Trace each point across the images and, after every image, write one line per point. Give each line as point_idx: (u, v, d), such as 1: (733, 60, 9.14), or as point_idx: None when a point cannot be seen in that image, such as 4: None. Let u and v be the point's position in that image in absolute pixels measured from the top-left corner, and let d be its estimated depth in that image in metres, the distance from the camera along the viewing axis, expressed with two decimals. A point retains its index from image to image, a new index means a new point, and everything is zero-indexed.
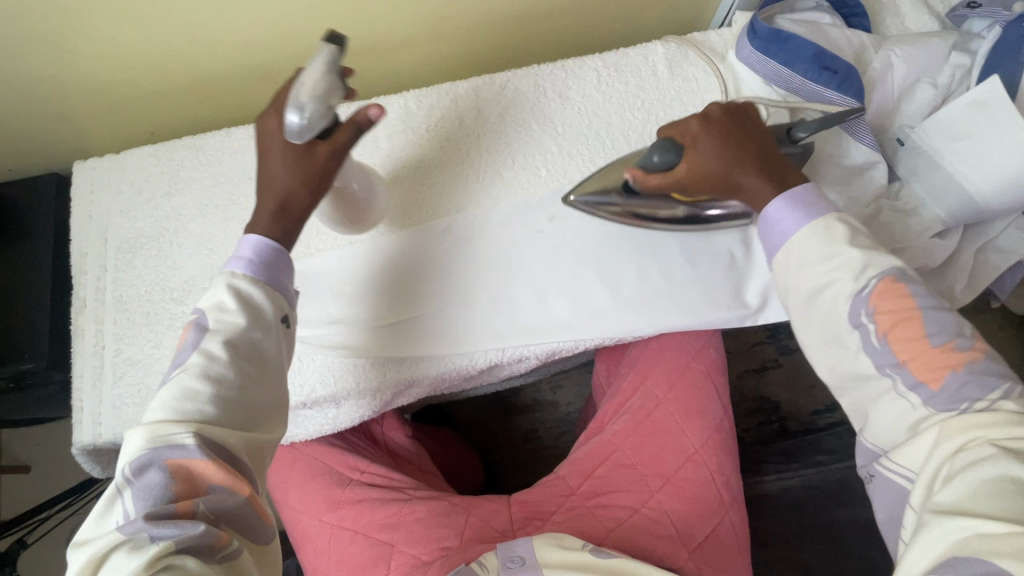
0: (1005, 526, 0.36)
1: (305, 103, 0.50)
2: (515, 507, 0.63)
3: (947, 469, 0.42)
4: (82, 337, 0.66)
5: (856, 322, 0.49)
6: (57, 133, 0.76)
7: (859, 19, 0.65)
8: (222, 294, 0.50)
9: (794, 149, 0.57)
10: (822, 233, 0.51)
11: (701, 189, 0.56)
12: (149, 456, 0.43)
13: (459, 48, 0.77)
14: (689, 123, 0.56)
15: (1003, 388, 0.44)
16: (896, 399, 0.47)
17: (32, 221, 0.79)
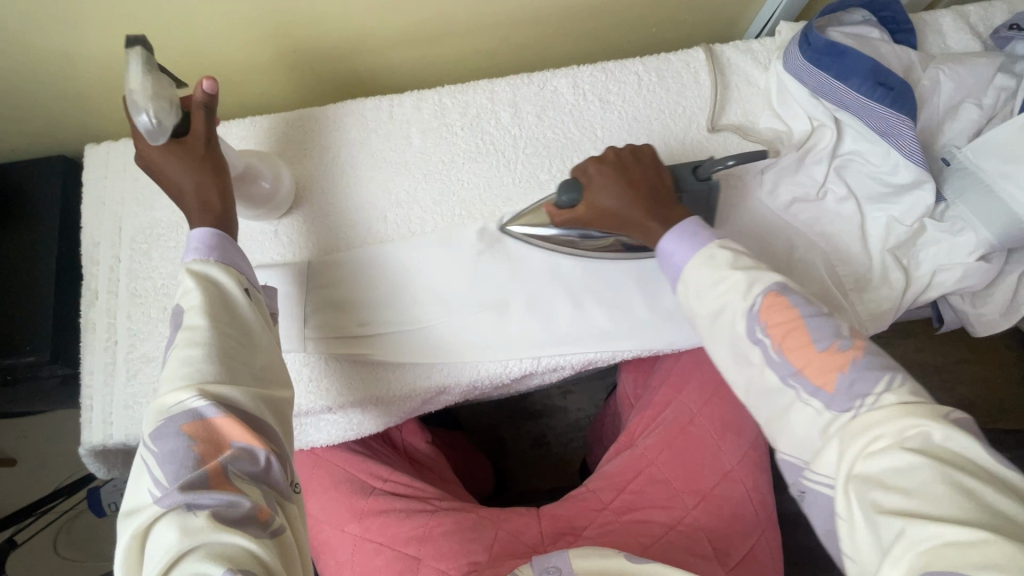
0: (969, 533, 0.34)
1: (147, 107, 0.48)
2: (546, 521, 0.61)
3: (874, 475, 0.39)
4: (92, 331, 0.63)
5: (754, 339, 0.46)
6: (68, 113, 0.72)
7: (906, 35, 0.65)
8: (184, 278, 0.48)
9: (699, 185, 0.58)
10: (707, 262, 0.50)
11: (599, 226, 0.56)
12: (166, 426, 0.41)
13: (494, 46, 0.74)
14: (585, 162, 0.57)
15: (887, 380, 0.42)
16: (803, 408, 0.45)
17: (40, 206, 0.75)
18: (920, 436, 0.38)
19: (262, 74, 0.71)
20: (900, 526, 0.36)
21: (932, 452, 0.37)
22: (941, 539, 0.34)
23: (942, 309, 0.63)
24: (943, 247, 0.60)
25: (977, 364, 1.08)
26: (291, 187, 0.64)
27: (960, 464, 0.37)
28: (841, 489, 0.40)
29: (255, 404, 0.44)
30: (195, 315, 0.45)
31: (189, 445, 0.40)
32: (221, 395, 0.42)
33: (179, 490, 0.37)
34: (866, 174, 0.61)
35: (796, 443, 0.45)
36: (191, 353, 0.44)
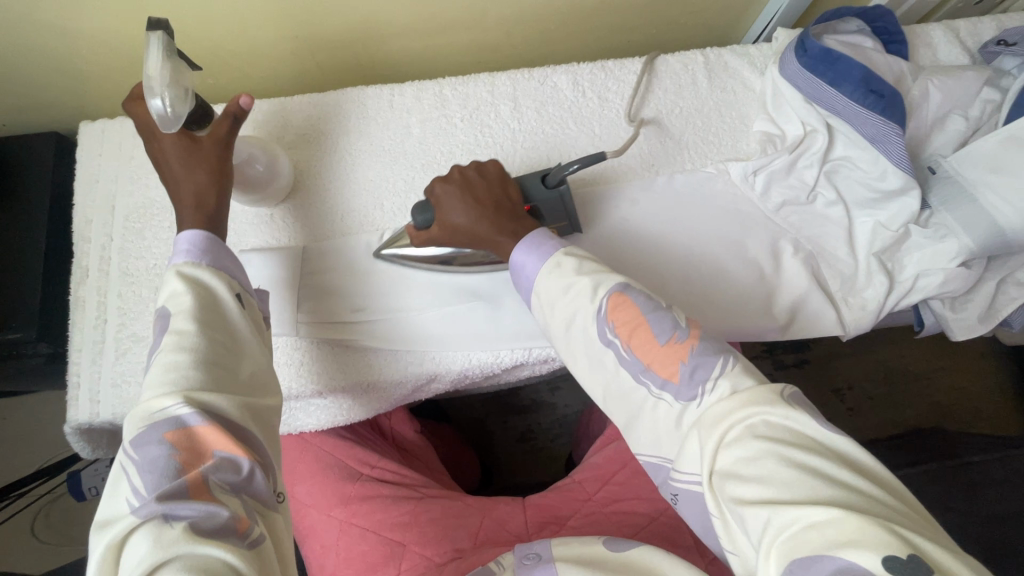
0: (829, 512, 0.33)
1: (163, 91, 0.46)
2: (531, 511, 0.62)
3: (734, 467, 0.38)
4: (82, 309, 0.63)
5: (606, 341, 0.47)
6: (65, 90, 0.71)
7: (897, 46, 0.66)
8: (171, 281, 0.46)
9: (548, 194, 0.59)
10: (554, 270, 0.50)
11: (456, 243, 0.57)
12: (147, 434, 0.40)
13: (497, 41, 0.75)
14: (432, 183, 0.57)
15: (720, 365, 0.43)
16: (658, 405, 0.44)
17: (32, 182, 0.74)
18: (766, 422, 0.39)
19: (263, 59, 0.70)
20: (768, 515, 0.35)
21: (778, 437, 0.38)
22: (803, 521, 0.34)
23: (922, 313, 0.64)
24: (926, 253, 0.61)
25: (955, 372, 1.11)
26: (287, 175, 0.64)
27: (805, 444, 0.38)
28: (707, 487, 0.40)
29: (239, 413, 0.43)
30: (183, 319, 0.45)
31: (170, 453, 0.39)
32: (205, 401, 0.41)
33: (158, 499, 0.36)
34: (856, 180, 0.63)
35: (655, 441, 0.44)
36: (178, 359, 0.43)
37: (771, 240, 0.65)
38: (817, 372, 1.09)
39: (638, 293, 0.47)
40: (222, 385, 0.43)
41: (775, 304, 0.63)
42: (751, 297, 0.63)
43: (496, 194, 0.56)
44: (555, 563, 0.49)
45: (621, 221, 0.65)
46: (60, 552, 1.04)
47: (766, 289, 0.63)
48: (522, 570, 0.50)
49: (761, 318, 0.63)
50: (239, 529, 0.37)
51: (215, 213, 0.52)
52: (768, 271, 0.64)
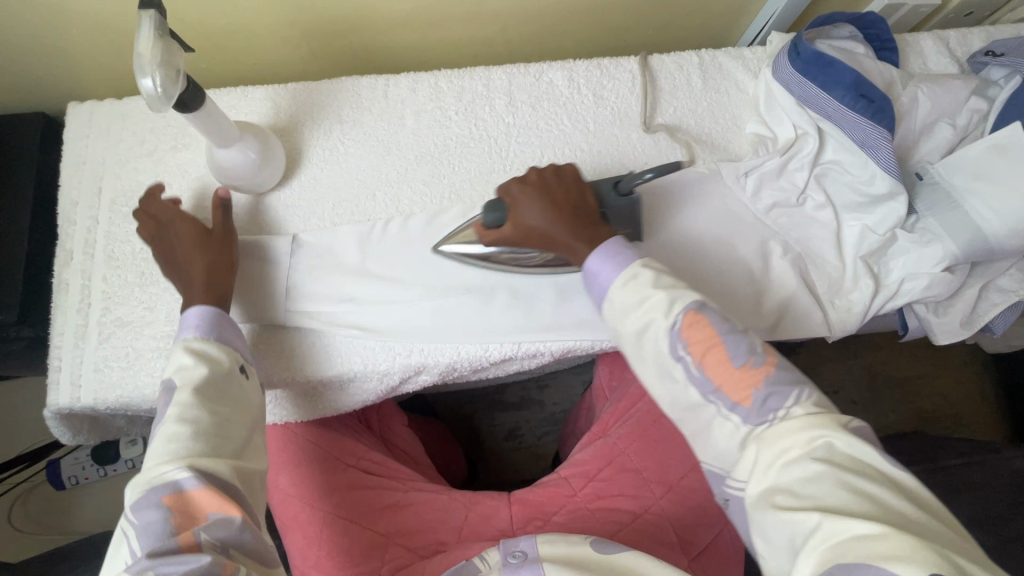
0: (877, 528, 0.34)
1: (153, 72, 0.45)
2: (516, 507, 0.61)
3: (785, 480, 0.39)
4: (66, 291, 0.62)
5: (677, 356, 0.47)
6: (53, 70, 0.70)
7: (889, 53, 0.67)
8: (180, 355, 0.48)
9: (621, 203, 0.59)
10: (631, 281, 0.50)
11: (526, 245, 0.57)
12: (145, 498, 0.41)
13: (494, 35, 0.75)
14: (506, 183, 0.57)
15: (795, 395, 0.43)
16: (721, 424, 0.45)
17: (15, 162, 0.73)
18: (828, 444, 0.39)
19: (258, 46, 0.70)
20: (817, 522, 0.36)
21: (837, 460, 0.38)
22: (850, 534, 0.35)
23: (906, 316, 0.65)
24: (911, 257, 0.62)
25: (938, 378, 1.12)
26: (278, 158, 0.63)
27: (863, 471, 0.38)
28: (753, 492, 0.41)
29: (234, 476, 0.44)
30: (184, 391, 0.45)
31: (166, 516, 0.40)
32: (201, 466, 0.42)
33: (149, 559, 0.38)
34: (844, 183, 0.63)
35: (717, 455, 0.45)
36: (176, 430, 0.44)
37: (761, 242, 0.65)
38: None
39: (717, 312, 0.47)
40: (219, 451, 0.44)
41: (763, 304, 0.64)
42: (739, 297, 0.64)
43: (569, 199, 0.56)
44: (541, 563, 0.50)
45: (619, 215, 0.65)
46: (38, 540, 1.04)
47: (755, 290, 0.64)
48: (508, 569, 0.50)
49: (750, 319, 0.63)
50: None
51: (221, 289, 0.54)
52: (757, 272, 0.64)
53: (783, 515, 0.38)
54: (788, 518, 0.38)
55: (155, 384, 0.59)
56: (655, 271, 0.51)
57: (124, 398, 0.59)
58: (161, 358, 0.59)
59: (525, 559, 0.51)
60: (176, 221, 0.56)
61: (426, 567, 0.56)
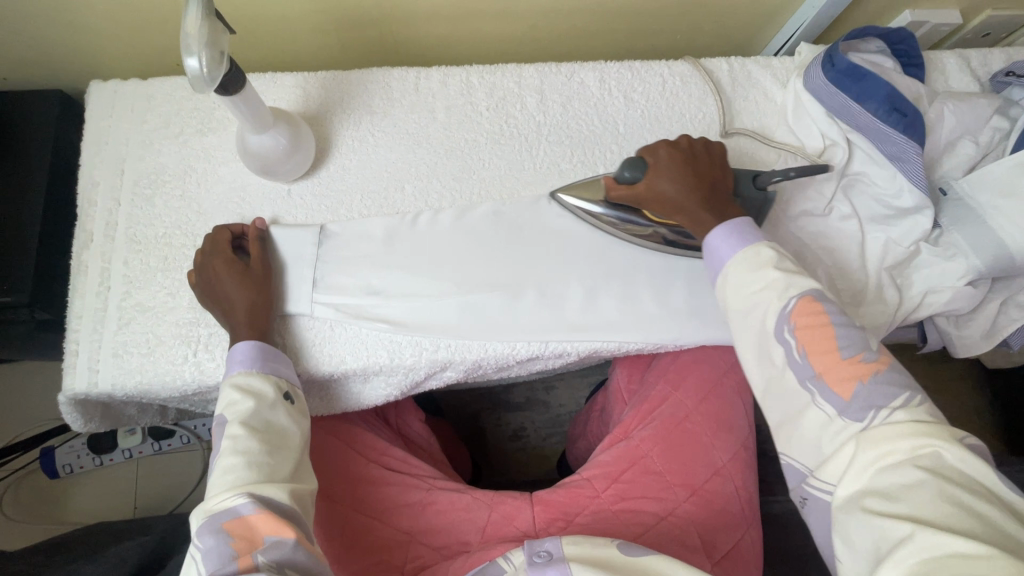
0: (975, 547, 0.34)
1: (198, 50, 0.44)
2: (539, 507, 0.60)
3: (877, 485, 0.40)
4: (85, 273, 0.60)
5: (781, 338, 0.49)
6: (74, 46, 0.68)
7: (915, 69, 0.68)
8: (227, 392, 0.51)
9: (755, 194, 0.60)
10: (751, 259, 0.52)
11: (651, 210, 0.58)
12: (207, 526, 0.44)
13: (525, 32, 0.74)
14: (655, 147, 0.59)
15: (903, 398, 0.44)
16: (815, 412, 0.46)
17: (29, 140, 0.71)
18: (936, 456, 0.39)
19: (286, 31, 0.69)
20: (909, 531, 0.37)
21: (943, 471, 0.39)
22: (948, 549, 0.35)
23: (926, 329, 0.67)
24: (935, 270, 0.63)
25: (936, 393, 1.14)
26: (306, 139, 0.61)
27: (967, 486, 0.38)
28: (840, 494, 0.42)
29: (291, 500, 0.46)
30: (235, 424, 0.48)
31: (227, 542, 0.43)
32: (258, 493, 0.45)
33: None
34: (871, 196, 0.65)
35: (802, 447, 0.47)
36: (232, 461, 0.46)
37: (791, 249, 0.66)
38: None
39: (837, 304, 0.48)
40: (273, 476, 0.47)
41: None
42: None
43: (707, 175, 0.57)
44: (567, 562, 0.50)
45: None
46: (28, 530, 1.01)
47: None
48: (533, 568, 0.50)
49: None
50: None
51: (263, 323, 0.56)
52: None
53: (873, 520, 0.39)
54: (878, 524, 0.38)
55: (176, 373, 0.58)
56: (781, 256, 0.52)
57: (142, 385, 0.58)
58: (183, 346, 0.58)
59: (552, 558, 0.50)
60: (212, 252, 0.57)
61: (448, 568, 0.56)
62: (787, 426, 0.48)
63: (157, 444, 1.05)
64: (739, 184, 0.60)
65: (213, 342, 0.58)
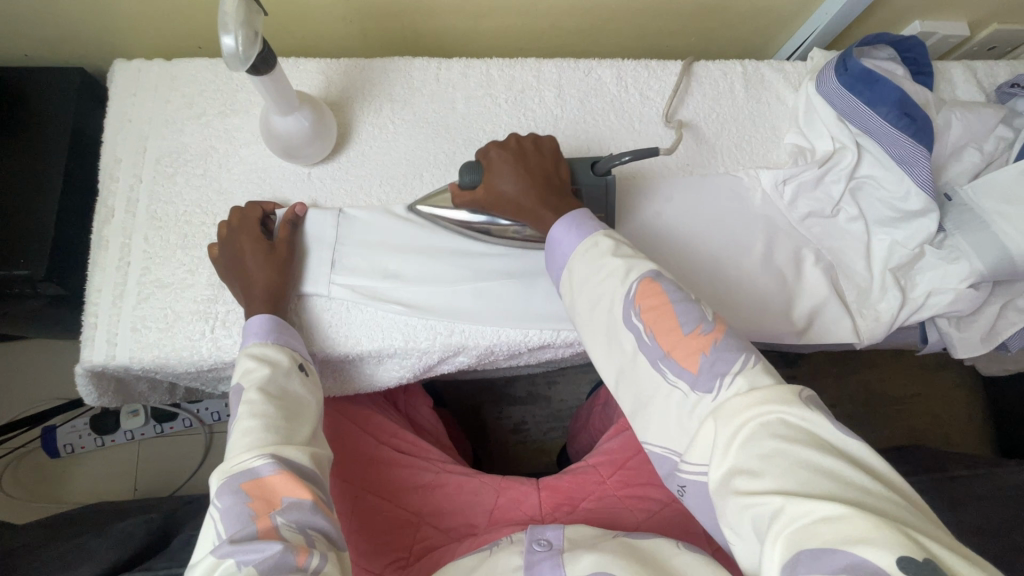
0: (839, 510, 0.34)
1: (233, 29, 0.46)
2: (545, 493, 0.62)
3: (740, 461, 0.39)
4: (105, 248, 0.61)
5: (628, 324, 0.48)
6: (99, 26, 0.69)
7: (924, 79, 0.69)
8: (244, 360, 0.51)
9: (594, 181, 0.60)
10: (590, 249, 0.51)
11: (497, 211, 0.57)
12: (225, 488, 0.44)
13: (545, 30, 0.75)
14: (487, 147, 0.58)
15: (741, 361, 0.44)
16: (672, 392, 0.45)
17: (50, 117, 0.72)
18: (781, 420, 0.40)
19: (310, 19, 0.69)
20: (780, 505, 0.36)
21: (793, 434, 0.39)
22: (816, 516, 0.35)
23: (927, 330, 0.68)
24: (938, 272, 0.65)
25: (930, 398, 1.15)
26: (329, 122, 0.62)
27: (815, 443, 0.38)
28: (713, 478, 0.40)
29: (310, 462, 0.47)
30: (252, 390, 0.49)
31: (247, 502, 0.43)
32: (280, 454, 0.46)
33: (229, 543, 0.41)
34: (879, 199, 0.66)
35: (665, 436, 0.45)
36: (250, 423, 0.47)
37: (797, 248, 0.68)
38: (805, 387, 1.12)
39: (671, 279, 0.48)
40: (290, 439, 0.48)
41: (794, 308, 0.66)
42: (774, 300, 0.66)
43: (545, 170, 0.57)
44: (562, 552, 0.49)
45: (654, 215, 0.66)
46: (27, 508, 1.00)
47: (788, 293, 0.66)
48: (531, 555, 0.50)
49: (780, 321, 0.65)
50: (300, 566, 0.40)
51: (279, 300, 0.57)
52: (790, 277, 0.66)
53: (746, 500, 0.38)
54: (753, 504, 0.37)
55: (193, 349, 0.59)
56: (618, 241, 0.52)
57: (159, 360, 0.58)
58: (200, 322, 0.59)
59: (548, 551, 0.50)
60: (239, 229, 0.58)
61: (457, 549, 0.57)
62: (644, 412, 0.47)
63: (160, 427, 1.06)
64: (579, 173, 0.60)
65: (230, 319, 0.59)
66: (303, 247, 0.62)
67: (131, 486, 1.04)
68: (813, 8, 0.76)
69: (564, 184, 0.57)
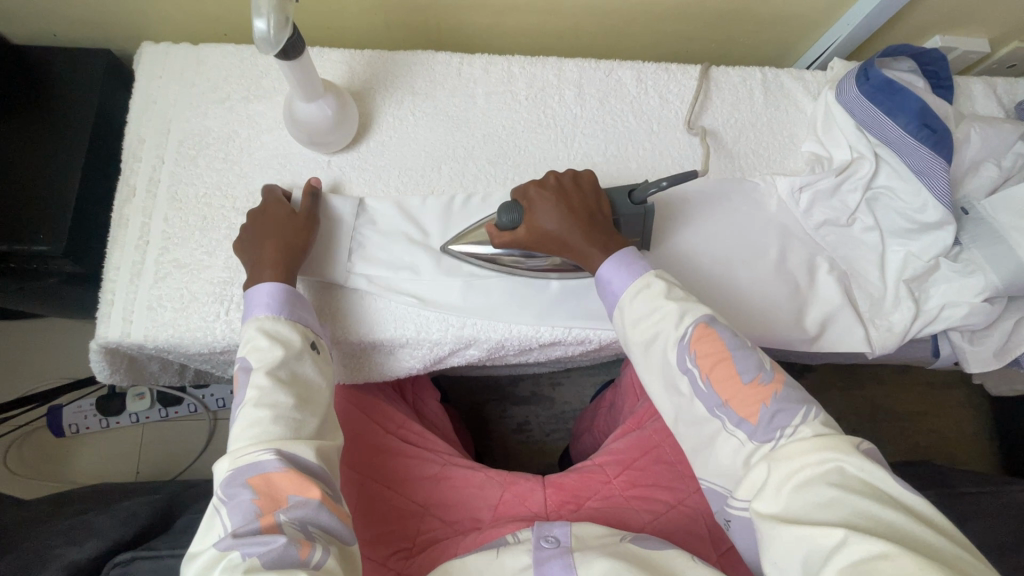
0: (904, 552, 0.36)
1: (265, 13, 0.46)
2: (551, 490, 0.61)
3: (796, 500, 0.41)
4: (125, 226, 0.62)
5: (683, 369, 0.49)
6: (127, 10, 0.70)
7: (944, 91, 0.69)
8: (254, 336, 0.51)
9: (633, 211, 0.60)
10: (644, 290, 0.52)
11: (541, 249, 0.58)
12: (232, 479, 0.44)
13: (565, 29, 0.76)
14: (525, 187, 0.58)
15: (802, 413, 0.45)
16: (728, 438, 0.47)
17: (76, 97, 0.73)
18: (843, 467, 0.41)
19: (335, 11, 0.70)
20: (839, 542, 0.38)
21: (852, 482, 0.40)
22: (877, 554, 0.36)
23: (940, 343, 0.68)
24: (953, 285, 0.65)
25: (936, 415, 1.15)
26: (350, 109, 0.62)
27: (876, 491, 0.40)
28: (764, 511, 0.42)
29: (317, 458, 0.47)
30: (260, 374, 0.49)
31: (250, 497, 0.43)
32: (286, 452, 0.46)
33: (232, 537, 0.41)
34: (894, 209, 0.66)
35: (720, 471, 0.47)
36: (261, 414, 0.47)
37: (810, 257, 0.68)
38: None
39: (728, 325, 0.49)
40: (300, 432, 0.48)
41: (806, 317, 0.66)
42: (786, 306, 0.65)
43: (588, 208, 0.57)
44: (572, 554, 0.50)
45: (672, 218, 0.67)
46: (30, 486, 1.01)
47: (800, 301, 0.66)
48: (540, 553, 0.50)
49: (792, 327, 0.65)
50: (303, 560, 0.41)
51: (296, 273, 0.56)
52: (803, 285, 0.66)
53: (799, 532, 0.39)
54: (807, 538, 0.39)
55: (208, 330, 0.59)
56: (668, 283, 0.53)
57: (174, 339, 0.59)
58: (216, 304, 0.60)
59: (557, 548, 0.51)
60: (268, 206, 0.58)
61: (459, 543, 0.57)
62: (701, 449, 0.49)
63: (165, 411, 1.06)
64: (618, 207, 0.60)
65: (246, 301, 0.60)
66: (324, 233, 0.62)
67: (134, 469, 1.05)
68: (835, 17, 0.77)
69: (606, 221, 0.58)
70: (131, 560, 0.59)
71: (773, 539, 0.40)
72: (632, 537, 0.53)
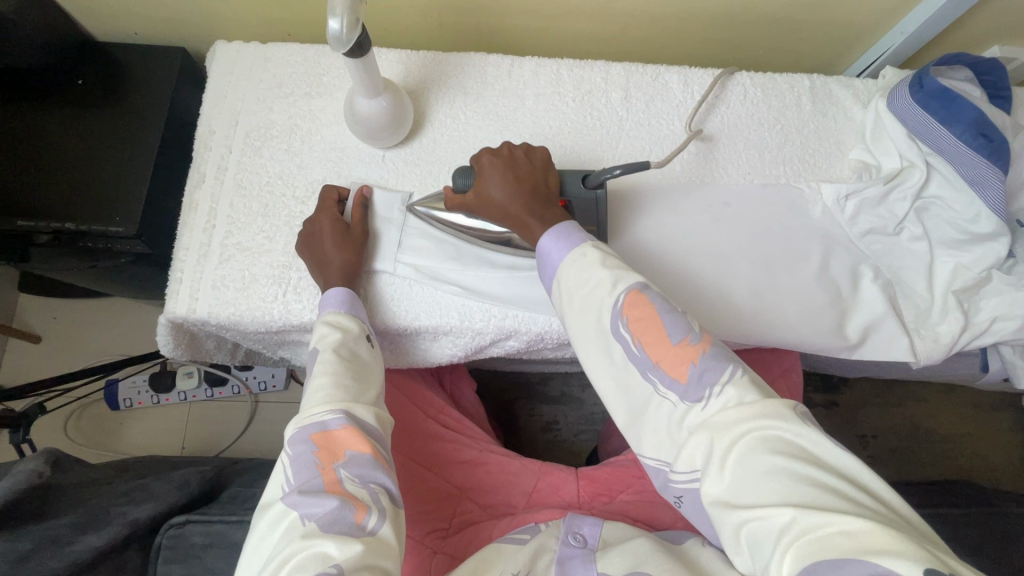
0: (859, 522, 0.36)
1: (340, 13, 0.50)
2: (584, 482, 0.63)
3: (740, 479, 0.41)
4: (194, 211, 0.66)
5: (616, 335, 0.49)
6: (201, 13, 0.75)
7: (1001, 101, 0.67)
8: (320, 327, 0.55)
9: (584, 193, 0.62)
10: (579, 260, 0.53)
11: (485, 216, 0.59)
12: (298, 436, 0.48)
13: (613, 34, 0.77)
14: (481, 153, 0.60)
15: (728, 372, 0.45)
16: (660, 401, 0.47)
17: (152, 91, 0.78)
18: (778, 436, 0.41)
19: (394, 13, 0.73)
20: (791, 517, 0.38)
21: (800, 452, 0.41)
22: (833, 527, 0.36)
23: (990, 358, 0.69)
24: (1005, 298, 0.64)
25: (980, 439, 1.11)
26: (406, 108, 0.66)
27: (813, 459, 0.40)
28: (711, 493, 0.42)
29: (376, 422, 0.50)
30: (327, 351, 0.52)
31: (313, 450, 0.46)
32: (350, 411, 0.49)
33: (298, 493, 0.44)
34: (945, 219, 0.65)
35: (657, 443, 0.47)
36: (323, 380, 0.50)
37: (854, 264, 0.67)
38: (844, 416, 1.10)
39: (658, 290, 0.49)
40: (359, 398, 0.50)
41: (847, 325, 0.65)
42: (828, 313, 0.65)
43: (536, 184, 0.59)
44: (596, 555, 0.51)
45: (714, 219, 0.67)
46: (87, 453, 1.08)
47: (841, 309, 0.66)
48: (568, 548, 0.51)
49: (833, 336, 0.65)
50: (359, 524, 0.43)
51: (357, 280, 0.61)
52: (847, 293, 0.66)
53: (746, 514, 0.40)
54: (756, 518, 0.39)
55: (266, 309, 0.63)
56: (604, 252, 0.53)
57: (234, 316, 0.63)
58: (275, 286, 0.63)
59: (583, 549, 0.51)
60: (322, 211, 0.62)
61: (497, 526, 0.59)
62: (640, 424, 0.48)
63: (211, 391, 1.11)
64: (571, 187, 0.62)
65: (302, 285, 0.63)
66: (374, 238, 0.64)
67: (180, 444, 1.10)
68: (889, 26, 0.76)
69: (551, 199, 0.59)
70: (184, 523, 0.63)
71: (729, 527, 0.41)
72: (662, 534, 0.54)
